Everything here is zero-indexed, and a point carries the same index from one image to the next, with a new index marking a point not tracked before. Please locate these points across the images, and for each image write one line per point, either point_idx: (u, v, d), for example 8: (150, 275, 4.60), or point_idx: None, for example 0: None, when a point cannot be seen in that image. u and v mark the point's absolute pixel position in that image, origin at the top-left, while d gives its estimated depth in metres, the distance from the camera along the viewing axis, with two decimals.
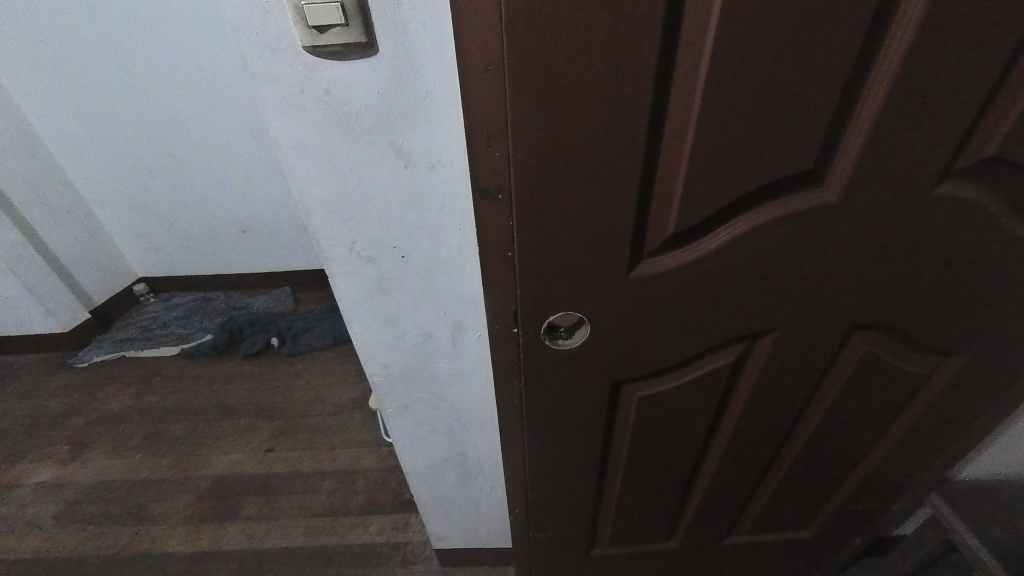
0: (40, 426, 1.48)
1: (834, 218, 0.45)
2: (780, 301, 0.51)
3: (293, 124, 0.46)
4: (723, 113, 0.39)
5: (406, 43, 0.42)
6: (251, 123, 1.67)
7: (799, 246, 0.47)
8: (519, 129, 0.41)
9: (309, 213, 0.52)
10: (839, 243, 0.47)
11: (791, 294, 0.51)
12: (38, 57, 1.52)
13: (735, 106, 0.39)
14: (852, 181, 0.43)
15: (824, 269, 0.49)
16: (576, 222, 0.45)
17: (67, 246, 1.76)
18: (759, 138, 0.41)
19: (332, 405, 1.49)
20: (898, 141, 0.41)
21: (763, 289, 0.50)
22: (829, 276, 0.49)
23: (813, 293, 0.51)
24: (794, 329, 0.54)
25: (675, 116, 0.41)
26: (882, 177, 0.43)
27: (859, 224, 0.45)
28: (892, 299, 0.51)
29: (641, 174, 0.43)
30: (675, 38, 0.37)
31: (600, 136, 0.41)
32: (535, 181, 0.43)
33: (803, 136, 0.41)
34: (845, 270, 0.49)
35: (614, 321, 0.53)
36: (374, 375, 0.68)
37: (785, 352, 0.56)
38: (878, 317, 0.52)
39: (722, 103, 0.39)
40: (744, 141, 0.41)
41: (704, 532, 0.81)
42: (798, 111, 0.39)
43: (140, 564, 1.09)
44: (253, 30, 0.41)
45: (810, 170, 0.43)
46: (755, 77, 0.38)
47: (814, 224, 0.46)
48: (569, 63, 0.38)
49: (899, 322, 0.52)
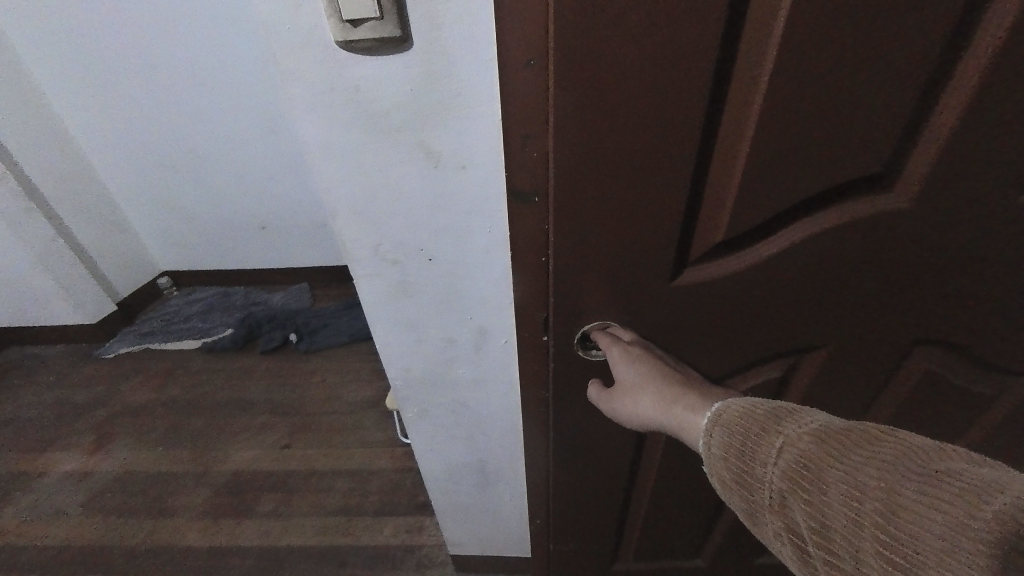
0: (67, 415, 1.52)
1: (900, 228, 0.41)
2: (834, 313, 0.47)
3: (322, 123, 0.44)
4: (787, 113, 0.36)
5: (441, 36, 0.40)
6: (276, 123, 1.68)
7: (860, 257, 0.43)
8: (561, 128, 0.38)
9: (335, 213, 0.50)
10: (906, 251, 0.43)
11: (847, 308, 0.47)
12: (71, 55, 1.56)
13: (802, 104, 0.36)
14: (926, 188, 0.39)
15: (887, 279, 0.45)
16: (618, 227, 0.43)
17: (95, 240, 1.79)
18: (824, 140, 0.37)
19: (347, 403, 1.49)
20: (984, 144, 0.37)
21: (816, 300, 0.47)
22: (891, 287, 0.45)
23: (871, 305, 0.47)
24: (847, 344, 0.50)
25: (732, 115, 0.37)
26: (960, 182, 0.39)
27: (929, 232, 0.41)
28: (959, 315, 0.46)
29: (692, 177, 0.40)
30: (738, 31, 0.34)
31: (649, 136, 0.38)
32: (575, 184, 0.41)
33: (876, 138, 0.37)
34: (907, 284, 0.45)
35: (652, 332, 0.50)
36: (395, 379, 0.66)
37: (836, 369, 0.52)
38: (944, 333, 0.48)
39: (786, 101, 0.36)
40: (808, 144, 0.37)
41: (733, 551, 0.78)
42: (872, 110, 0.36)
43: (159, 555, 1.11)
44: (285, 24, 0.39)
45: (880, 174, 0.39)
46: (826, 73, 0.34)
47: (878, 232, 0.42)
48: (620, 57, 0.35)
49: (965, 339, 0.48)
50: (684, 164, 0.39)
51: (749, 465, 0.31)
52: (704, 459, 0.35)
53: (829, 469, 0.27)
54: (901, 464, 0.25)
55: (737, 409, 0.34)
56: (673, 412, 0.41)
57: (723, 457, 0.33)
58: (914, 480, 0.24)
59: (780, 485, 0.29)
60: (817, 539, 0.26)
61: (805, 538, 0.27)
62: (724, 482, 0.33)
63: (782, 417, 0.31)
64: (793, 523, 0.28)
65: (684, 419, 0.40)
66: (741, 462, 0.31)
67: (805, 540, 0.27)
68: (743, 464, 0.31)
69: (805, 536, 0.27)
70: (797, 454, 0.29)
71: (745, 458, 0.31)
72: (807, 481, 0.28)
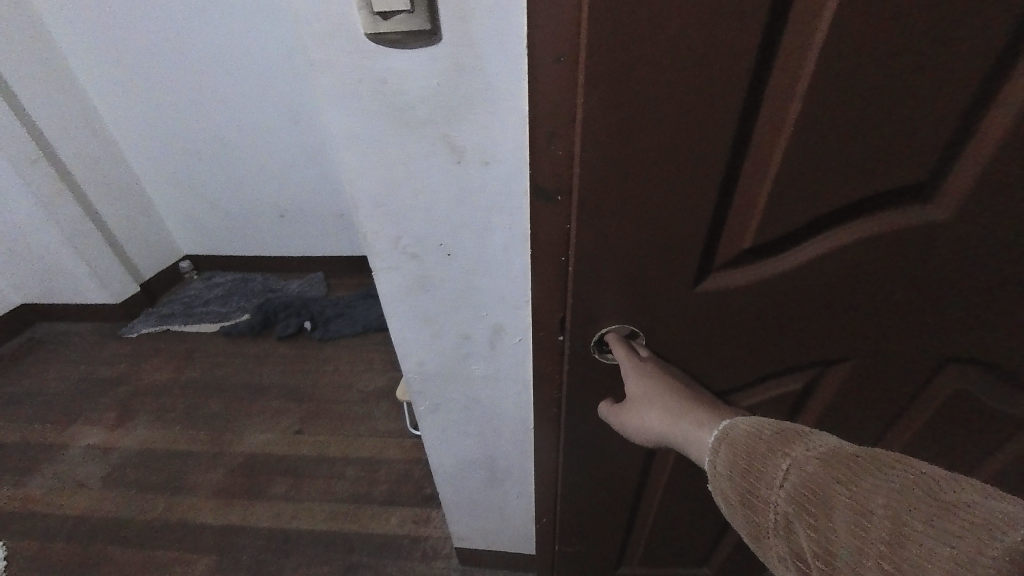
0: (91, 391, 1.57)
1: (937, 242, 0.40)
2: (862, 324, 0.46)
3: (347, 114, 0.44)
4: (827, 119, 0.35)
5: (469, 30, 0.39)
6: (301, 112, 1.70)
7: (892, 271, 0.42)
8: (590, 127, 0.38)
9: (357, 205, 0.51)
10: (943, 263, 0.41)
11: (874, 322, 0.46)
12: (105, 42, 1.61)
13: (842, 109, 0.34)
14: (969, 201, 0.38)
15: (921, 293, 0.43)
16: (644, 230, 0.42)
17: (122, 222, 1.84)
18: (863, 146, 0.36)
19: (358, 392, 1.51)
20: None
21: (845, 311, 0.45)
22: (925, 300, 0.43)
23: (903, 318, 0.45)
24: (873, 359, 0.49)
25: (769, 118, 0.36)
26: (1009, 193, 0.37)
27: (970, 245, 0.40)
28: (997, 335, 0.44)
29: (723, 181, 0.39)
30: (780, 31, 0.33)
31: (681, 137, 0.37)
32: (601, 184, 0.40)
33: (919, 147, 0.36)
34: (941, 301, 0.43)
35: (672, 338, 0.49)
36: (408, 371, 0.66)
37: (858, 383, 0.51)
38: (978, 350, 0.46)
39: (827, 105, 0.34)
40: (846, 151, 0.36)
41: (742, 561, 0.77)
42: (918, 117, 0.34)
43: (175, 531, 1.14)
44: (315, 14, 0.39)
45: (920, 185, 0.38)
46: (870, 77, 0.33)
47: (916, 244, 0.40)
48: (656, 56, 0.34)
49: (1001, 360, 0.46)
50: (713, 168, 0.38)
51: (754, 486, 0.30)
52: (709, 477, 0.35)
53: (834, 494, 0.26)
54: (908, 493, 0.24)
55: (747, 429, 0.34)
56: (681, 427, 0.42)
57: (728, 475, 0.33)
58: (923, 510, 0.23)
59: (785, 506, 0.28)
60: (820, 564, 0.25)
61: (808, 562, 0.26)
62: (729, 501, 0.32)
63: (789, 438, 0.30)
64: (797, 546, 0.27)
65: (691, 434, 0.41)
66: (746, 482, 0.31)
67: (807, 564, 0.26)
68: (749, 486, 0.31)
69: (808, 561, 0.26)
70: (802, 476, 0.28)
71: (749, 479, 0.31)
72: (812, 504, 0.27)
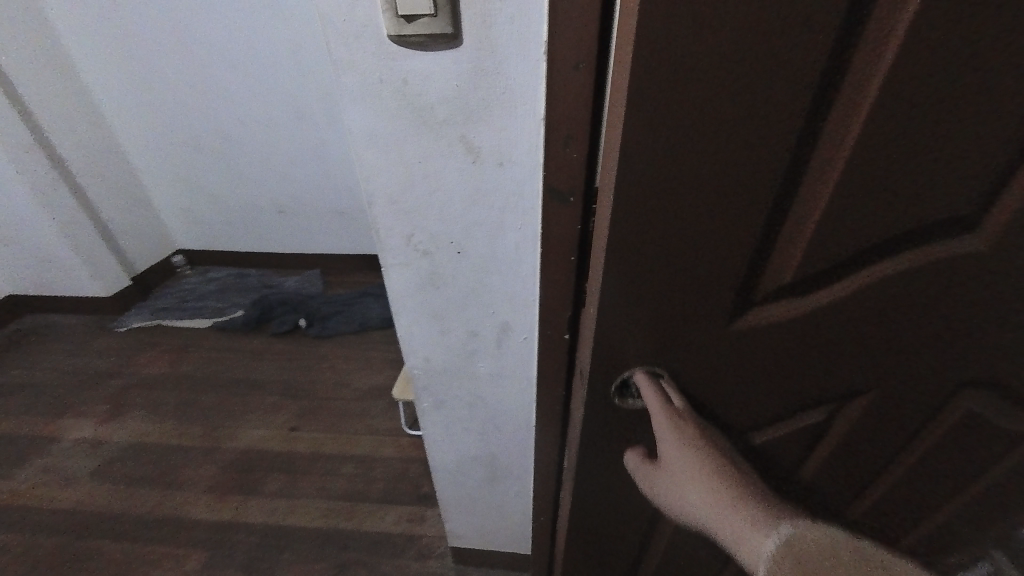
0: (82, 384, 1.55)
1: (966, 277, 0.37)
2: (897, 356, 0.43)
3: (368, 113, 0.46)
4: (871, 142, 0.31)
5: (491, 35, 0.41)
6: (313, 107, 1.71)
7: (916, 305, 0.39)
8: (628, 145, 0.32)
9: (372, 202, 0.52)
10: (989, 294, 0.38)
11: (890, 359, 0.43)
12: (109, 33, 1.61)
13: (892, 132, 0.31)
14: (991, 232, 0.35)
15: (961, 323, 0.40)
16: (681, 261, 0.37)
17: (117, 214, 1.83)
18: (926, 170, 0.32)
19: (354, 390, 1.51)
20: None
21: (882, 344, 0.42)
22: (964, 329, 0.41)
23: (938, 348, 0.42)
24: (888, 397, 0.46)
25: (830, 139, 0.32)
26: None
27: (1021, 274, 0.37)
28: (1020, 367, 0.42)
29: (771, 208, 0.34)
30: (850, 42, 0.28)
31: (731, 158, 0.32)
32: (637, 211, 0.35)
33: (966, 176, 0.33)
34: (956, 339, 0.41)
35: (699, 376, 0.44)
36: (414, 367, 0.67)
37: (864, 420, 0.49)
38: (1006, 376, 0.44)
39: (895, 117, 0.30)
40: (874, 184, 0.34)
41: None
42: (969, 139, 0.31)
43: (166, 526, 1.13)
44: (341, 15, 0.40)
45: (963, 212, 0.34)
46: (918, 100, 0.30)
47: (963, 274, 0.37)
48: (712, 66, 0.29)
49: (1016, 381, 0.44)
50: (748, 190, 0.33)
51: None
52: None
53: None
54: None
55: (816, 544, 0.33)
56: (723, 509, 0.39)
57: None
58: None
59: None
60: None
61: None
62: None
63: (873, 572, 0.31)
64: None
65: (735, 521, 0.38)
66: None
67: None
68: None
69: None
70: None
71: None
72: None
